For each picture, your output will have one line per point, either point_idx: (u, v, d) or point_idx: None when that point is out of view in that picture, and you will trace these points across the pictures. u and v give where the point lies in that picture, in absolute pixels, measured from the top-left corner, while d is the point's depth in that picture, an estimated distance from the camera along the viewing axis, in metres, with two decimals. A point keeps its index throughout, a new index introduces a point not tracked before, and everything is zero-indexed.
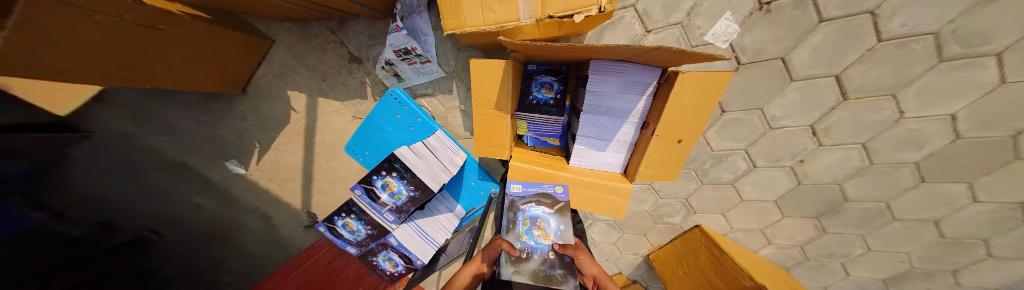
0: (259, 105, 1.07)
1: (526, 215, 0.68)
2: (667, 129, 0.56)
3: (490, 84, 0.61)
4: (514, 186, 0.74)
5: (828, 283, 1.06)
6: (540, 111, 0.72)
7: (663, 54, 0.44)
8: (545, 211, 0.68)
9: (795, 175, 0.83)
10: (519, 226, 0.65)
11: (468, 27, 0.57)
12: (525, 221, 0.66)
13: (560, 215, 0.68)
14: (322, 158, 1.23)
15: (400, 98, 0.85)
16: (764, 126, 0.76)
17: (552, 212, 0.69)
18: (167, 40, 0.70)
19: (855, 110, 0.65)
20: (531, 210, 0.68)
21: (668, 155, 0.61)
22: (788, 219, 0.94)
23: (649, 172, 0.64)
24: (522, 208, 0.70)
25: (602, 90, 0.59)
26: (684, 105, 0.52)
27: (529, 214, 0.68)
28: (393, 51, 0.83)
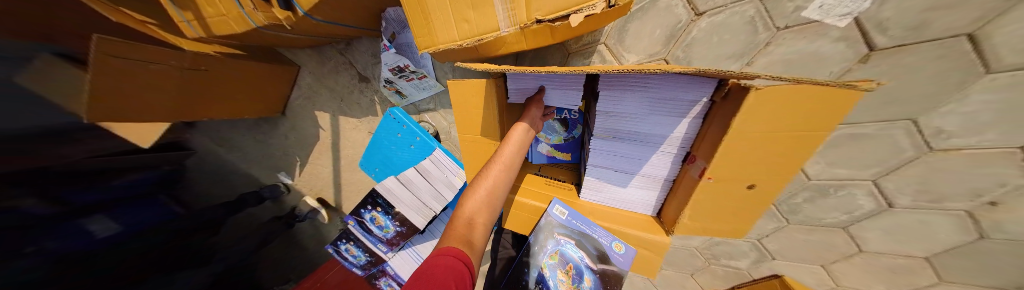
0: (296, 124, 1.20)
1: (557, 249, 0.59)
2: (724, 172, 0.37)
3: (474, 108, 0.52)
4: (558, 209, 0.58)
5: None
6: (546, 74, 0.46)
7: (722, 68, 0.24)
8: (583, 260, 0.58)
9: (972, 225, 0.50)
10: (545, 257, 0.60)
11: (440, 44, 0.46)
12: (554, 255, 0.59)
13: (597, 272, 0.57)
14: (348, 171, 1.33)
15: (400, 118, 0.82)
16: (918, 148, 0.47)
17: (592, 268, 0.57)
18: (206, 78, 0.81)
19: None
20: (564, 247, 0.59)
21: (731, 204, 0.40)
22: (952, 288, 0.59)
23: (696, 224, 0.45)
24: (555, 238, 0.59)
25: (617, 111, 0.43)
26: (754, 138, 0.32)
27: (564, 252, 0.59)
28: (389, 69, 0.79)
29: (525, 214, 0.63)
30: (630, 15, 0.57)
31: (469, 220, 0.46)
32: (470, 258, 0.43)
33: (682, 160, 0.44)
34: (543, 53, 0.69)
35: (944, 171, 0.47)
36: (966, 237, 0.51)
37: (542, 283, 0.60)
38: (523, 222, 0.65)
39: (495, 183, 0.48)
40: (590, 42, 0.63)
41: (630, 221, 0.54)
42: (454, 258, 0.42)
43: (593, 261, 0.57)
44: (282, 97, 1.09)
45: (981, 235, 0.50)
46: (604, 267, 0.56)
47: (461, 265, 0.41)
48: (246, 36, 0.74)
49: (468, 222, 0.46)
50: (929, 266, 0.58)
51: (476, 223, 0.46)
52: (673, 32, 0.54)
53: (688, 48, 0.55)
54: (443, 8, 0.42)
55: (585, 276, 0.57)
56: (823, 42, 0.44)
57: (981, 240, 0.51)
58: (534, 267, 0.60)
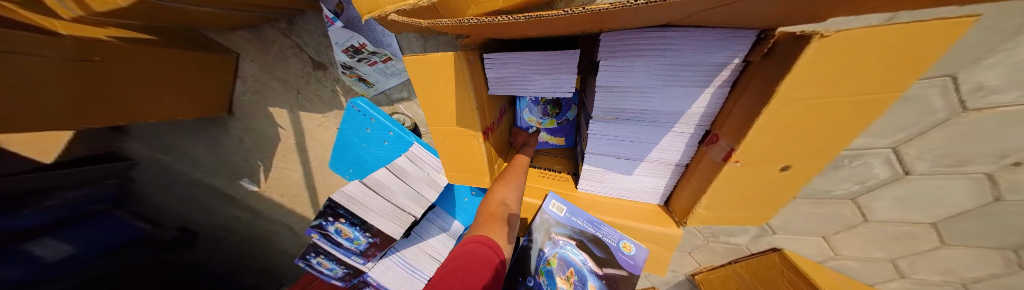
0: (250, 124, 1.05)
1: (557, 251, 0.50)
2: (757, 153, 0.29)
3: (444, 91, 0.41)
4: (557, 204, 0.51)
5: None
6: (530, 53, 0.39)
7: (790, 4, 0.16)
8: (586, 263, 0.49)
9: (989, 189, 0.47)
10: (543, 261, 0.50)
11: (388, 6, 0.34)
12: (552, 259, 0.50)
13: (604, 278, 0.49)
14: (321, 172, 1.21)
15: (364, 111, 0.69)
16: (951, 109, 0.42)
17: (596, 272, 0.49)
18: (109, 74, 0.63)
19: None
20: (564, 250, 0.50)
21: (756, 188, 0.34)
22: (949, 250, 0.58)
23: (713, 213, 0.39)
24: (554, 238, 0.50)
25: (622, 85, 0.34)
26: (805, 107, 0.24)
27: (564, 255, 0.50)
28: (343, 51, 0.65)
29: None
30: None
31: (504, 201, 0.50)
32: (499, 246, 0.45)
33: (698, 141, 0.37)
34: None
35: (977, 133, 0.42)
36: (979, 200, 0.49)
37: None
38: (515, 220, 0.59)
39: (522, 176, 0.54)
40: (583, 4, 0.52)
41: (634, 213, 0.48)
42: (484, 246, 0.44)
43: (598, 262, 0.49)
44: (224, 93, 0.93)
45: (996, 198, 0.47)
46: (610, 269, 0.49)
47: (490, 250, 0.43)
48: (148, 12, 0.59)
49: (504, 202, 0.49)
50: (933, 231, 0.56)
51: (510, 203, 0.50)
52: None
53: None
54: None
55: (588, 282, 0.49)
56: None
57: (996, 202, 0.48)
58: (529, 277, 0.49)
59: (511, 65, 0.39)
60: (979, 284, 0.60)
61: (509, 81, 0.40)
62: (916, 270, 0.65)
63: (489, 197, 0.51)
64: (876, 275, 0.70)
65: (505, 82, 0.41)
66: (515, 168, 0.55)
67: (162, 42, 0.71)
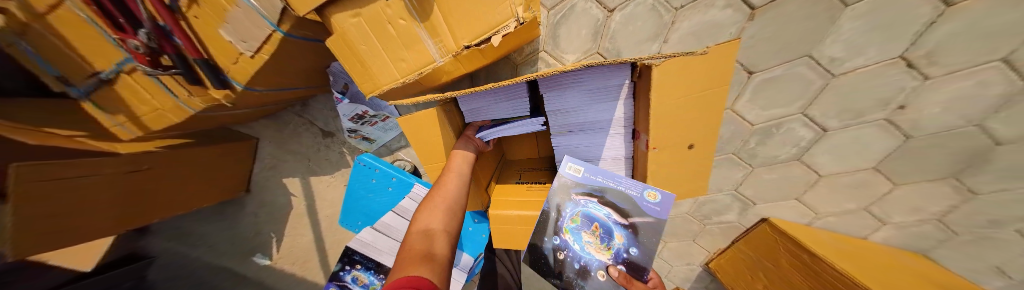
0: (264, 198, 1.14)
1: (577, 210, 0.48)
2: (666, 140, 0.40)
3: (431, 136, 0.52)
4: (573, 167, 0.49)
5: None
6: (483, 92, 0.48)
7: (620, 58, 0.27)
8: (610, 217, 0.46)
9: (893, 130, 0.56)
10: (565, 223, 0.48)
11: (384, 85, 0.48)
12: (576, 218, 0.48)
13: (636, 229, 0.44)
14: (329, 232, 1.25)
15: (370, 164, 0.80)
16: (823, 76, 0.54)
17: (620, 223, 0.46)
18: (153, 178, 0.76)
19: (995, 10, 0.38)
20: (587, 207, 0.47)
21: (681, 165, 0.44)
22: (908, 189, 0.64)
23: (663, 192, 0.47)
24: (574, 199, 0.48)
25: (563, 108, 0.45)
26: (675, 105, 0.35)
27: (586, 213, 0.47)
28: (349, 119, 0.79)
29: (515, 227, 0.60)
30: (556, 22, 0.62)
31: (428, 226, 0.41)
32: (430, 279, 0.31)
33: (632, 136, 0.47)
34: (493, 71, 0.70)
35: (854, 89, 0.53)
36: (895, 141, 0.57)
37: (565, 251, 0.48)
38: (514, 237, 0.62)
39: (451, 190, 0.46)
40: (531, 52, 0.66)
41: None
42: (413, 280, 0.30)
43: (622, 215, 0.46)
44: (243, 173, 1.05)
45: (905, 136, 0.56)
46: (638, 220, 0.44)
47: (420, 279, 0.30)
48: (191, 124, 0.74)
49: (425, 231, 0.40)
50: (879, 174, 0.63)
51: (433, 230, 0.41)
52: (596, 29, 0.60)
53: (613, 39, 0.60)
54: (377, 54, 0.44)
55: (616, 235, 0.46)
56: (715, 12, 0.51)
57: (910, 140, 0.56)
58: (555, 237, 0.49)
59: (476, 101, 0.50)
60: (952, 217, 0.63)
61: (478, 110, 0.52)
62: (893, 214, 0.69)
63: (411, 226, 0.42)
64: (861, 226, 0.74)
65: (477, 115, 0.53)
66: (443, 177, 0.48)
67: (196, 142, 0.86)
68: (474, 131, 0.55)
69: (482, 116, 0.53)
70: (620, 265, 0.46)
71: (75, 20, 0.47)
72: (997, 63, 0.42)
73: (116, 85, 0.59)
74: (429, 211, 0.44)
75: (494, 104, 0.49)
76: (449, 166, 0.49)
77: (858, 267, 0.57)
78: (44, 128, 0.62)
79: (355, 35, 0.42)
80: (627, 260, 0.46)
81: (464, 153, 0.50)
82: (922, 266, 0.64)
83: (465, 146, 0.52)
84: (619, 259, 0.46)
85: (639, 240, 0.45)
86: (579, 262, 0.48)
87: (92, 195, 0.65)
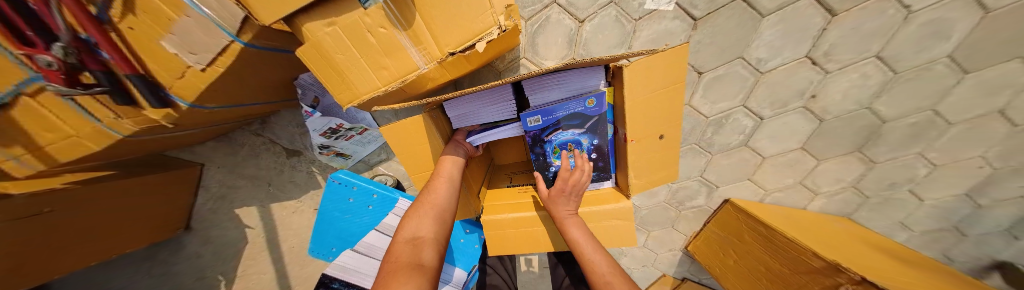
0: (210, 233, 0.98)
1: (553, 144, 0.51)
2: (639, 131, 0.43)
3: (417, 143, 0.50)
4: (535, 118, 0.44)
5: (939, 225, 0.79)
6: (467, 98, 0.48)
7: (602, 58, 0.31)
8: (576, 134, 0.48)
9: (812, 115, 0.68)
10: (549, 156, 0.54)
11: (364, 94, 0.47)
12: (555, 149, 0.52)
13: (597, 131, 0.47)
14: (295, 266, 1.09)
15: (346, 182, 0.73)
16: (754, 74, 0.64)
17: (581, 132, 0.48)
18: (51, 224, 0.62)
19: (857, 20, 0.52)
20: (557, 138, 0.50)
21: (655, 155, 0.48)
22: (829, 163, 0.77)
23: (644, 180, 0.51)
24: (545, 140, 0.50)
25: (541, 105, 0.46)
26: (647, 99, 0.39)
27: (559, 142, 0.51)
28: (320, 134, 0.73)
29: (508, 230, 0.58)
30: (534, 31, 0.66)
31: (414, 234, 0.39)
32: None
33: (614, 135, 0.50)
34: (476, 78, 0.71)
35: (777, 84, 0.65)
36: (813, 124, 0.70)
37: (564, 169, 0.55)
38: (508, 243, 0.60)
39: (441, 196, 0.45)
40: (513, 58, 0.69)
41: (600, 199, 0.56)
42: None
43: (580, 126, 0.47)
44: (183, 206, 0.89)
45: (820, 119, 0.68)
46: (591, 124, 0.46)
47: None
48: (115, 152, 0.62)
49: (414, 240, 0.38)
50: (806, 152, 0.76)
51: (422, 238, 0.38)
52: (571, 37, 0.65)
53: (586, 46, 0.66)
54: (357, 63, 0.43)
55: (585, 142, 0.49)
56: (667, 22, 0.59)
57: (824, 122, 0.69)
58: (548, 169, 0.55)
59: (464, 105, 0.50)
60: (865, 183, 0.78)
61: (466, 116, 0.53)
62: (822, 185, 0.82)
63: (396, 234, 0.40)
64: (802, 198, 0.87)
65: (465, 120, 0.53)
66: (433, 181, 0.47)
67: (120, 174, 0.72)
68: (463, 136, 0.56)
69: (470, 121, 0.54)
70: (602, 159, 0.52)
71: None
72: (871, 59, 0.56)
73: None
74: (418, 217, 0.41)
75: (481, 108, 0.50)
76: (438, 171, 0.48)
77: (804, 233, 0.66)
78: None
79: (332, 45, 0.40)
80: (601, 152, 0.51)
81: (454, 158, 0.49)
82: (850, 228, 0.77)
83: (454, 151, 0.51)
84: (595, 155, 0.51)
85: (599, 134, 0.48)
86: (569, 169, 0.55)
87: None
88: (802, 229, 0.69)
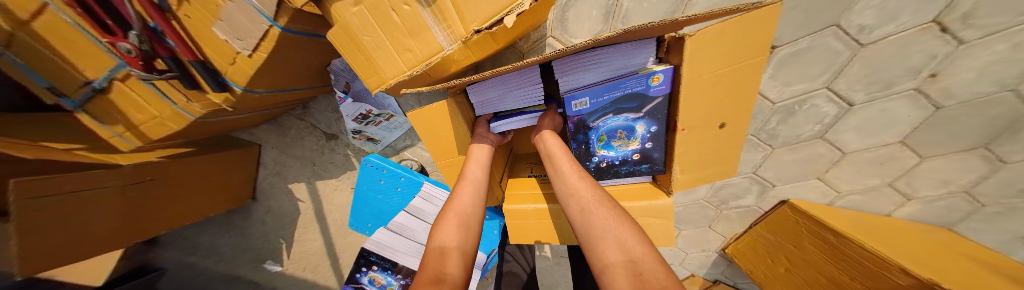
0: (271, 204, 1.13)
1: (599, 131, 0.45)
2: (690, 119, 0.37)
3: (441, 130, 0.49)
4: (583, 101, 0.41)
5: None
6: (495, 81, 0.44)
7: (661, 27, 0.25)
8: (630, 120, 0.41)
9: (926, 100, 0.51)
10: (593, 144, 0.47)
11: (390, 78, 0.45)
12: (601, 137, 0.46)
13: (653, 117, 0.40)
14: (339, 236, 1.20)
15: (378, 165, 0.78)
16: (851, 47, 0.50)
17: (638, 116, 0.41)
18: (156, 188, 0.75)
19: None
20: (606, 123, 0.43)
21: (709, 147, 0.41)
22: (940, 165, 0.60)
23: (690, 176, 0.45)
24: (590, 127, 0.45)
25: (584, 85, 0.41)
26: (708, 80, 0.32)
27: (607, 128, 0.44)
28: (352, 119, 0.76)
29: (531, 221, 0.57)
30: (565, 5, 0.58)
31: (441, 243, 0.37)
32: None
33: (666, 128, 0.41)
34: (499, 61, 0.66)
35: (881, 61, 0.50)
36: (924, 112, 0.53)
37: (608, 161, 0.49)
38: (531, 233, 0.58)
39: (467, 201, 0.44)
40: (539, 38, 0.62)
41: (635, 193, 0.51)
42: None
43: (636, 110, 0.40)
44: (248, 180, 1.03)
45: (935, 106, 0.52)
46: (652, 107, 0.39)
47: None
48: (191, 131, 0.71)
49: (441, 249, 0.37)
50: (906, 148, 0.60)
51: (448, 247, 0.37)
52: (608, 9, 0.57)
53: (626, 19, 0.57)
54: (381, 45, 0.41)
55: (640, 129, 0.42)
56: None
57: (941, 110, 0.52)
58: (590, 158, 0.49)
59: (489, 90, 0.47)
60: (983, 188, 0.59)
61: (492, 102, 0.50)
62: (919, 188, 0.65)
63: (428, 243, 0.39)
64: (885, 202, 0.71)
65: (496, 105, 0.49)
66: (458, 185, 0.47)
67: (197, 150, 0.84)
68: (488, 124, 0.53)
69: (495, 108, 0.51)
70: (658, 151, 0.44)
71: (65, 25, 0.45)
72: None
73: (110, 94, 0.56)
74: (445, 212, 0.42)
75: (507, 93, 0.47)
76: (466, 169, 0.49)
77: (882, 243, 0.55)
78: (42, 142, 0.60)
79: (357, 26, 0.39)
80: (659, 142, 0.43)
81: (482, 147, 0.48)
82: (956, 242, 0.61)
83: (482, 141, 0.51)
84: (650, 145, 0.43)
85: (659, 119, 0.40)
86: (614, 161, 0.48)
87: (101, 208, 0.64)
88: (889, 240, 0.56)
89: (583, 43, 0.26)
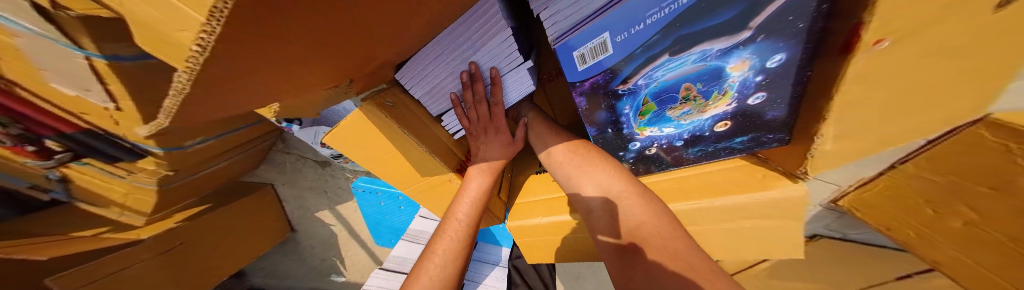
0: (308, 233, 1.17)
1: (638, 98, 0.24)
2: (933, 5, 0.12)
3: (383, 151, 0.34)
4: (601, 40, 0.19)
5: None
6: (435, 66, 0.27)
7: None
8: (712, 58, 0.18)
9: None
10: (628, 122, 0.27)
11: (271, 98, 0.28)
12: (643, 108, 0.25)
13: (787, 36, 0.16)
14: (377, 249, 1.22)
15: (370, 188, 0.68)
16: None
17: (736, 46, 0.17)
18: (189, 251, 0.78)
19: None
20: (654, 78, 0.21)
21: (972, 74, 0.15)
22: None
23: (853, 144, 0.21)
24: (619, 94, 0.24)
25: (597, 10, 0.18)
26: None
27: (655, 88, 0.22)
28: (322, 146, 0.65)
29: (548, 238, 0.42)
30: None
31: None
32: None
33: (812, 56, 0.17)
34: None
35: None
36: None
37: (659, 144, 0.29)
38: (555, 251, 0.43)
39: (454, 236, 0.32)
40: None
41: (717, 181, 0.30)
42: None
43: (734, 30, 0.16)
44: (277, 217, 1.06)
45: None
46: (775, 13, 0.14)
47: None
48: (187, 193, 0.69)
49: None
50: None
51: None
52: None
53: None
54: None
55: (737, 74, 0.19)
56: None
57: None
58: (626, 141, 0.30)
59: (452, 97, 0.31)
60: None
61: (461, 110, 0.32)
62: None
63: None
64: None
65: (467, 121, 0.33)
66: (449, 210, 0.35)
67: (213, 205, 0.84)
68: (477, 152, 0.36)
69: (467, 118, 0.33)
70: (780, 107, 0.21)
71: None
72: None
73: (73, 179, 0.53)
74: (425, 274, 0.29)
75: (470, 87, 0.29)
76: (455, 203, 0.34)
77: None
78: (71, 233, 0.64)
79: None
80: (792, 90, 0.19)
81: (484, 172, 0.35)
82: None
83: (482, 160, 0.36)
84: (765, 101, 0.20)
85: (803, 36, 0.15)
86: (671, 139, 0.28)
87: (146, 276, 0.70)
88: None
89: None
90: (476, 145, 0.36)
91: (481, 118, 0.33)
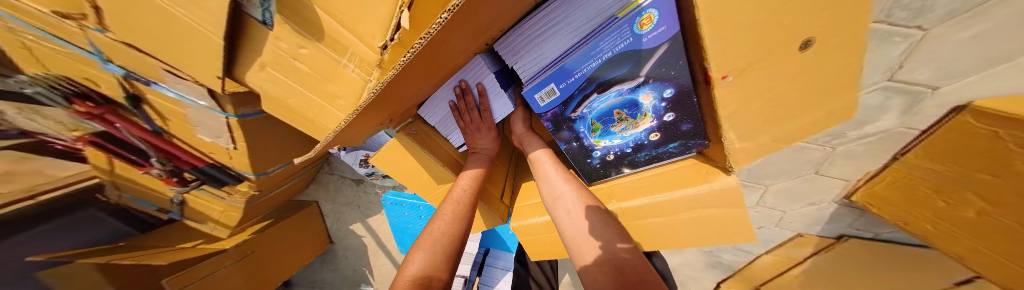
0: (344, 244, 1.32)
1: (588, 119, 0.32)
2: (747, 57, 0.19)
3: (411, 167, 0.46)
4: (551, 88, 0.29)
5: None
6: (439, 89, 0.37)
7: None
8: (626, 92, 0.27)
9: None
10: (586, 137, 0.35)
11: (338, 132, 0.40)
12: (594, 126, 0.33)
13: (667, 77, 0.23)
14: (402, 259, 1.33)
15: (396, 200, 0.80)
16: None
17: (639, 85, 0.25)
18: (257, 258, 0.95)
19: None
20: (595, 106, 0.30)
21: (800, 93, 0.21)
22: None
23: (759, 141, 0.28)
24: (574, 118, 0.32)
25: (551, 63, 0.28)
26: None
27: (597, 113, 0.31)
28: (359, 166, 0.80)
29: (544, 235, 0.49)
30: None
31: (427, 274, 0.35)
32: None
33: (696, 85, 0.25)
34: None
35: None
36: None
37: (615, 152, 0.37)
38: (552, 247, 0.50)
39: (450, 223, 0.39)
40: None
41: (671, 178, 0.37)
42: None
43: (632, 76, 0.25)
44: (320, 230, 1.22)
45: None
46: (654, 66, 0.22)
47: None
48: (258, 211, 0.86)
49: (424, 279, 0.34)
50: None
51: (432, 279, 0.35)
52: None
53: None
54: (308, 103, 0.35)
55: (647, 101, 0.27)
56: None
57: None
58: (590, 150, 0.38)
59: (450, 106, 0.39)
60: None
61: (461, 118, 0.40)
62: None
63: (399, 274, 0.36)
64: None
65: (461, 123, 0.39)
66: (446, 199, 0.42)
67: (274, 220, 1.02)
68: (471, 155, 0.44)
69: (466, 126, 0.41)
70: (690, 120, 0.28)
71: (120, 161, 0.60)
72: None
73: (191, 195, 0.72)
74: (423, 252, 0.37)
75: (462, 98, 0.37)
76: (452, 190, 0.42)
77: None
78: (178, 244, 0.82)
79: (277, 91, 0.35)
80: (694, 106, 0.26)
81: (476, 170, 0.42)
82: None
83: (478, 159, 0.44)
84: (676, 117, 0.27)
85: (676, 80, 0.23)
86: (622, 148, 0.35)
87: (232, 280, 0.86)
88: None
89: (419, 31, 0.17)
90: (472, 140, 0.43)
91: (479, 123, 0.40)
